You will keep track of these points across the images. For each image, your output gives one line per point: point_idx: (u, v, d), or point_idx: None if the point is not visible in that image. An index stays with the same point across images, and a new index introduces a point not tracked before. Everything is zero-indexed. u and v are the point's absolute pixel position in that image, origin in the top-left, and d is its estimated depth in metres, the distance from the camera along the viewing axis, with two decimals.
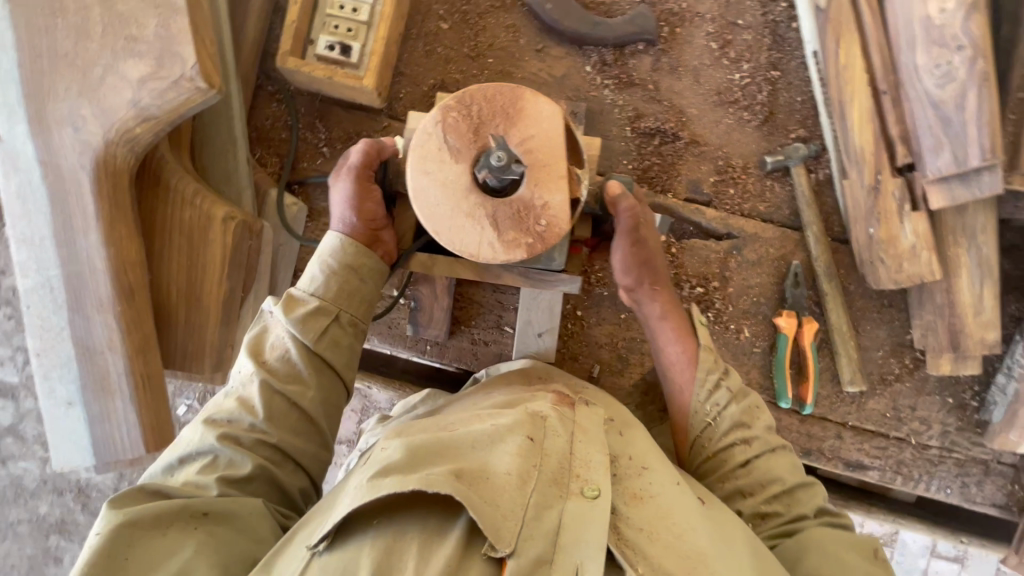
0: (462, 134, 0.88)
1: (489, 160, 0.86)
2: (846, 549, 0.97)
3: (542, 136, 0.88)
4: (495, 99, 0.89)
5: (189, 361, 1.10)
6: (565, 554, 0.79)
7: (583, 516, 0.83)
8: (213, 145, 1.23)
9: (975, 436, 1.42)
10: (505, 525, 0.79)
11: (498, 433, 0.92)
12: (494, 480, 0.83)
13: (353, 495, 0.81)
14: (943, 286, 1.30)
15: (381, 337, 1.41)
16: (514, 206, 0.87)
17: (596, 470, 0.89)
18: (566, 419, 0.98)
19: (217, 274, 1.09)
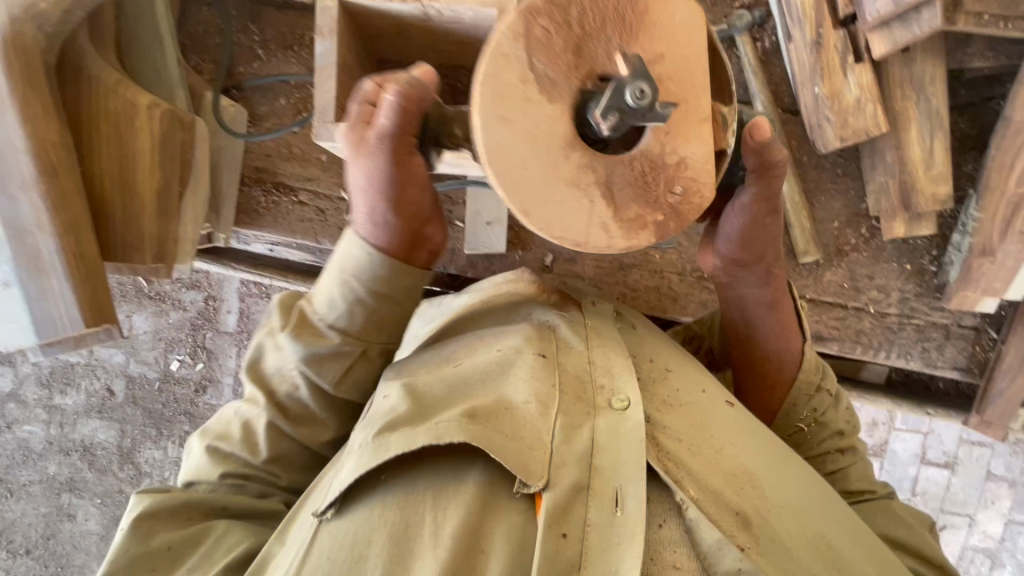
0: (574, 64, 0.75)
1: (623, 98, 0.69)
2: (901, 525, 1.12)
3: (670, 56, 0.79)
4: (605, 11, 0.76)
5: (131, 252, 1.10)
6: (604, 479, 0.88)
7: (616, 431, 0.92)
8: (140, 45, 1.21)
9: (935, 301, 1.41)
10: (534, 456, 0.89)
11: (504, 364, 1.03)
12: (502, 418, 0.93)
13: (362, 460, 0.90)
14: (893, 144, 1.28)
15: (333, 240, 1.41)
16: (637, 166, 0.79)
17: (625, 386, 0.99)
18: (574, 333, 1.09)
19: (149, 163, 1.09)
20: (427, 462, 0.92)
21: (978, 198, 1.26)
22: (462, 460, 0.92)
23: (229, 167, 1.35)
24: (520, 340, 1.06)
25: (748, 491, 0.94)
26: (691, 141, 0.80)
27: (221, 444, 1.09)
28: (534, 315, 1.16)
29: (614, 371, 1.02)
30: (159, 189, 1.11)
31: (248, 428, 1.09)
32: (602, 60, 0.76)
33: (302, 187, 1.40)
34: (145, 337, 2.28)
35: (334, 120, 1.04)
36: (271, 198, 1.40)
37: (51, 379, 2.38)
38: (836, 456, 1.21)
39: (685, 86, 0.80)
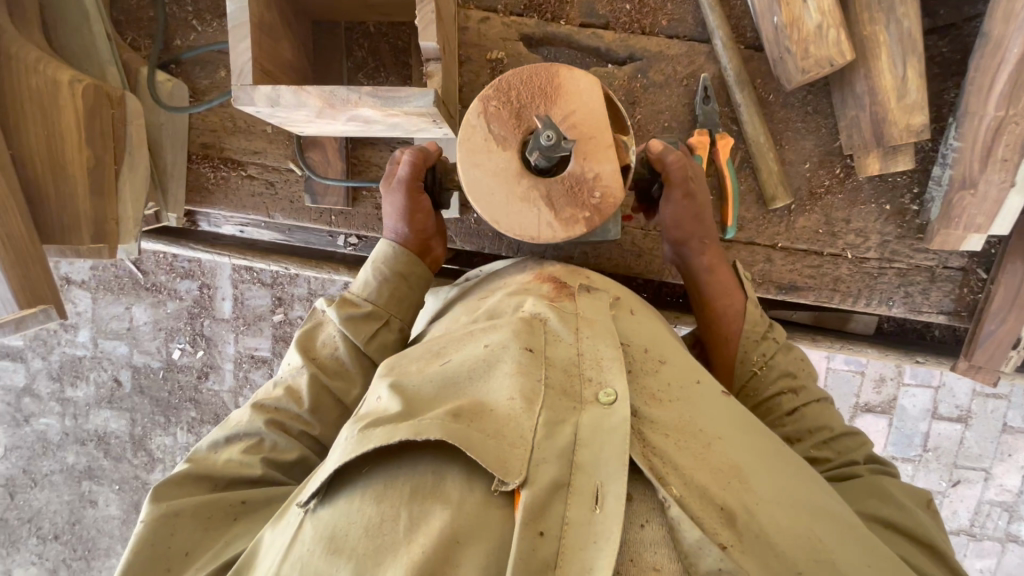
0: (508, 120, 0.93)
1: (539, 141, 0.87)
2: (903, 495, 1.00)
3: (579, 111, 0.93)
4: (531, 81, 0.93)
5: (68, 234, 1.09)
6: (581, 475, 0.78)
7: (600, 428, 0.81)
8: (67, 23, 1.19)
9: (917, 243, 1.33)
10: (512, 457, 0.78)
11: (493, 358, 0.91)
12: (492, 415, 0.83)
13: (343, 449, 0.79)
14: (863, 74, 1.19)
15: (285, 214, 1.38)
16: (566, 182, 0.92)
17: (612, 374, 0.88)
18: (568, 316, 0.97)
19: (76, 141, 1.07)
20: (398, 471, 0.79)
21: (957, 126, 1.17)
22: (438, 470, 0.78)
23: (173, 141, 1.33)
24: (511, 326, 0.95)
25: (736, 487, 0.81)
26: (604, 160, 0.92)
27: (264, 406, 1.01)
28: (526, 306, 1.00)
29: (606, 358, 0.90)
30: (90, 166, 1.09)
31: (291, 386, 1.02)
32: (533, 114, 0.93)
33: (250, 161, 1.37)
34: (145, 327, 2.32)
35: (253, 83, 1.00)
36: (219, 174, 1.37)
37: (61, 372, 2.44)
38: (789, 397, 1.14)
39: (596, 123, 0.93)
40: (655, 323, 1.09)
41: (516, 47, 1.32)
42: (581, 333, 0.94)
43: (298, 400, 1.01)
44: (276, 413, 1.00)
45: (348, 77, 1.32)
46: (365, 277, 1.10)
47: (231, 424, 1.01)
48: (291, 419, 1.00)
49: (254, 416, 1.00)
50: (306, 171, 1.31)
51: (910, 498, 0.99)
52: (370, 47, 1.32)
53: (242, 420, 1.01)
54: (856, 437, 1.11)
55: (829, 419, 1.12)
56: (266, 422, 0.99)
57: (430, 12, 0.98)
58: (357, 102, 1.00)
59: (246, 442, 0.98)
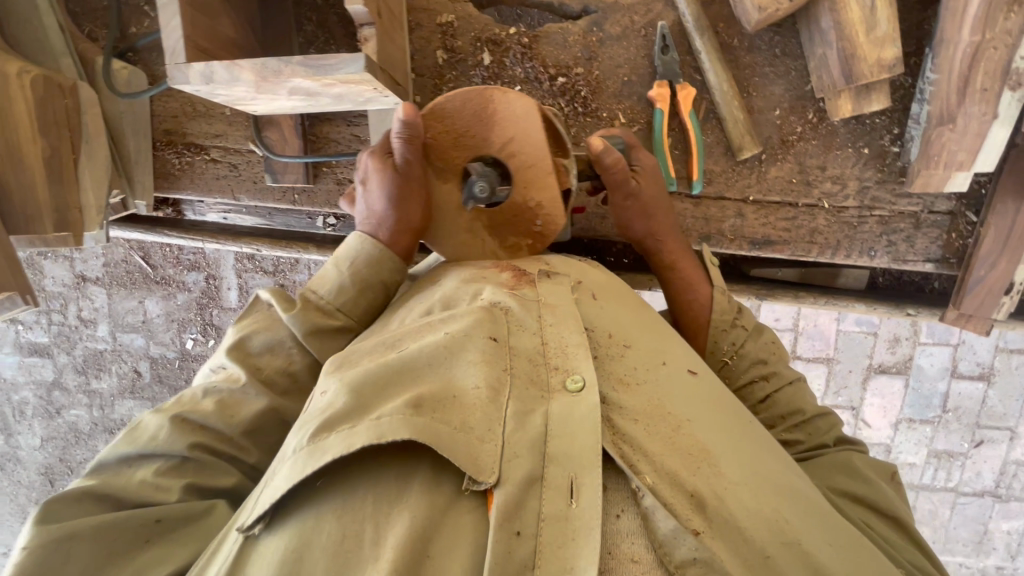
0: (450, 151, 1.00)
1: (473, 192, 0.95)
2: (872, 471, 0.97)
3: (516, 137, 0.99)
4: (467, 106, 0.98)
5: (30, 224, 1.12)
6: (551, 467, 0.70)
7: (571, 417, 0.74)
8: (19, 17, 1.21)
9: (899, 187, 1.25)
10: (480, 453, 0.71)
11: (456, 346, 0.82)
12: (453, 404, 0.75)
13: (294, 467, 0.71)
14: (827, 7, 1.11)
15: (250, 195, 1.39)
16: (505, 212, 1.00)
17: (577, 360, 0.80)
18: (531, 302, 0.88)
19: (29, 131, 1.09)
20: (358, 478, 0.72)
21: (933, 56, 1.09)
22: (405, 474, 0.72)
23: (135, 130, 1.34)
24: (471, 315, 0.85)
25: (706, 471, 0.73)
26: (543, 188, 1.00)
27: (188, 421, 0.89)
28: (483, 295, 0.90)
29: (572, 346, 0.82)
30: (45, 155, 1.11)
31: (226, 400, 0.91)
32: (473, 143, 1.00)
33: (212, 144, 1.38)
34: (157, 319, 2.39)
35: (188, 61, 1.00)
36: (184, 159, 1.39)
37: (85, 366, 2.53)
38: (761, 384, 1.08)
39: (533, 150, 0.99)
40: (627, 300, 0.98)
41: (466, 8, 1.28)
42: (544, 319, 0.86)
43: (230, 415, 0.90)
44: (201, 430, 0.89)
45: (299, 51, 1.31)
46: (326, 273, 0.99)
47: (144, 438, 0.88)
48: (224, 439, 0.90)
49: (176, 431, 0.87)
50: (264, 150, 1.31)
51: (874, 474, 0.96)
52: (318, 21, 1.30)
53: (160, 435, 0.87)
54: (827, 419, 1.06)
55: (801, 402, 1.07)
56: (191, 443, 0.87)
57: None
58: (291, 74, 0.99)
59: (164, 461, 0.87)
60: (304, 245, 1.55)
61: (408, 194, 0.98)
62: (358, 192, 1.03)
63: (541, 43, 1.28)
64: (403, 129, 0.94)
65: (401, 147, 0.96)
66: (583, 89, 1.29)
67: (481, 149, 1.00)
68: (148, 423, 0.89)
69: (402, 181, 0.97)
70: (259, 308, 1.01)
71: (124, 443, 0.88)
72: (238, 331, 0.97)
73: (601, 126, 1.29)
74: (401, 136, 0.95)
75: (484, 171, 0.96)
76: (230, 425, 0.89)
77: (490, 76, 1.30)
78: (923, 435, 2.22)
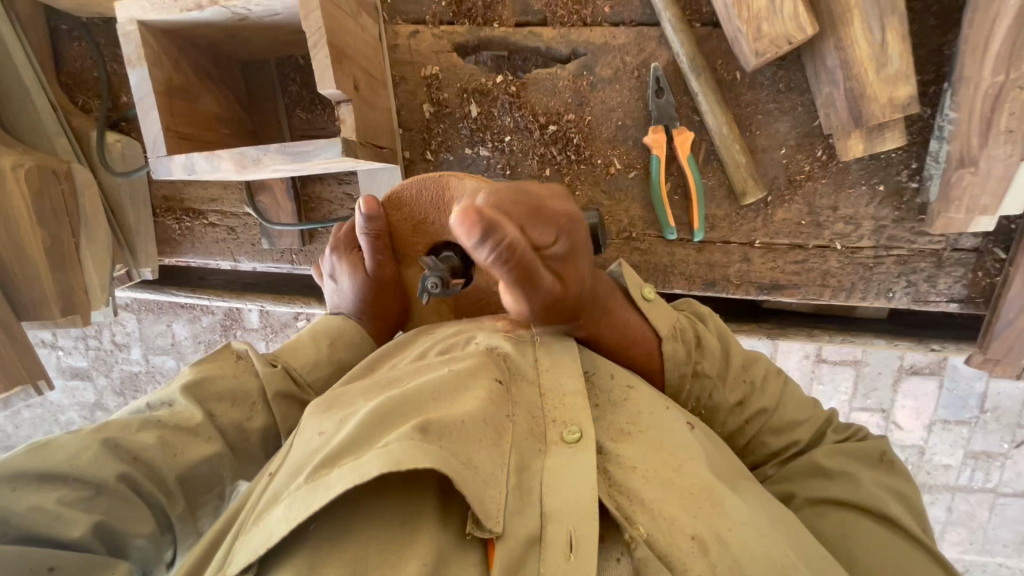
0: (410, 238, 1.04)
1: (426, 286, 0.88)
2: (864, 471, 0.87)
3: None
4: (422, 196, 1.00)
5: (40, 310, 1.16)
6: (551, 524, 0.65)
7: (569, 469, 0.70)
8: (13, 102, 1.23)
9: (919, 225, 1.17)
10: (489, 494, 0.65)
11: (460, 381, 0.75)
12: (465, 429, 0.68)
13: (293, 504, 0.62)
14: (833, 45, 1.02)
15: (249, 256, 1.40)
16: (473, 297, 1.04)
17: (575, 411, 0.77)
18: (528, 354, 0.85)
19: (29, 224, 1.11)
20: (361, 523, 0.63)
21: (952, 94, 0.99)
22: (412, 517, 0.64)
23: (134, 203, 1.35)
24: (475, 359, 0.80)
25: (708, 509, 0.68)
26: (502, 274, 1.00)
27: (118, 448, 0.75)
28: (477, 340, 0.87)
29: (570, 395, 0.79)
30: (47, 246, 1.14)
31: (170, 437, 0.79)
32: (432, 231, 1.02)
33: (209, 209, 1.39)
34: (186, 340, 2.21)
35: (170, 153, 1.00)
36: (183, 225, 1.41)
37: (123, 387, 2.36)
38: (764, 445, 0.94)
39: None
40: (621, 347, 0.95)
41: (450, 58, 1.24)
42: (542, 370, 0.83)
43: (172, 453, 0.78)
44: (132, 461, 0.75)
45: (286, 114, 1.28)
46: (300, 344, 0.99)
47: (60, 456, 0.72)
48: (151, 480, 0.76)
49: (104, 456, 0.73)
50: (258, 217, 1.31)
51: (857, 467, 0.87)
52: (301, 81, 1.26)
53: (82, 456, 0.72)
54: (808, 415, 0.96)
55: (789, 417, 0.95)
56: (119, 474, 0.73)
57: (324, 57, 0.92)
58: (269, 163, 0.98)
59: (70, 489, 0.70)
60: (307, 297, 1.55)
61: (375, 286, 1.04)
62: (328, 284, 1.10)
63: (529, 90, 1.23)
64: (369, 226, 0.99)
65: (368, 243, 1.00)
66: (575, 136, 1.23)
67: (441, 235, 1.02)
68: (67, 441, 0.74)
69: (368, 277, 1.04)
70: (227, 358, 0.92)
71: (28, 458, 0.71)
72: (194, 373, 0.88)
73: (596, 173, 1.24)
74: (367, 233, 0.99)
75: (435, 264, 0.88)
76: (169, 464, 0.78)
77: (478, 128, 1.26)
78: (960, 437, 1.86)
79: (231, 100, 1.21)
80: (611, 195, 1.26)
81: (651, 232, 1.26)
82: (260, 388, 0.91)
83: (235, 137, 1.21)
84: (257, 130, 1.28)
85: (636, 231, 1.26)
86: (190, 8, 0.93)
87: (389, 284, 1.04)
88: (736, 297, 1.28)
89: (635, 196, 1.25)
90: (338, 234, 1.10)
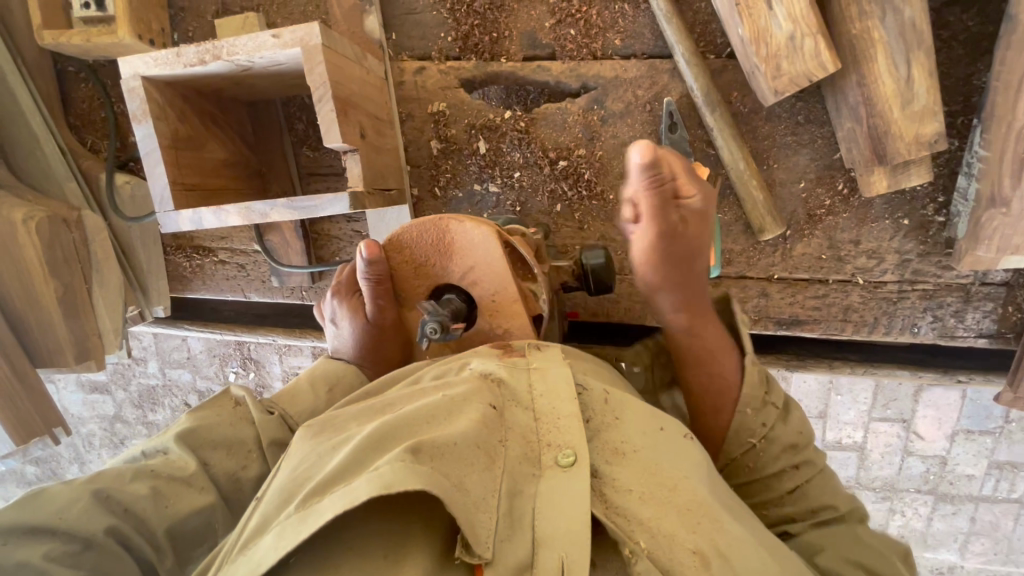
0: (411, 281, 0.86)
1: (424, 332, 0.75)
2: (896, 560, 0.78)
3: (479, 266, 0.80)
4: (423, 238, 0.81)
5: (53, 357, 1.16)
6: (540, 550, 0.57)
7: (561, 495, 0.60)
8: (23, 147, 1.24)
9: (946, 259, 1.13)
10: (479, 516, 0.56)
11: (452, 404, 0.65)
12: (457, 452, 0.59)
13: (284, 531, 0.53)
14: (855, 81, 0.98)
15: (260, 293, 1.41)
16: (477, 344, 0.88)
17: (568, 431, 0.66)
18: (522, 369, 0.72)
19: (40, 273, 1.10)
20: (343, 554, 0.55)
21: (984, 130, 0.96)
22: (397, 547, 0.55)
23: (145, 244, 1.35)
24: (470, 384, 0.69)
25: (707, 528, 0.61)
26: (512, 316, 0.82)
27: (110, 500, 0.66)
28: (472, 364, 0.74)
29: (566, 415, 0.67)
30: (59, 294, 1.14)
31: (164, 487, 0.70)
32: (435, 274, 0.84)
33: (219, 247, 1.39)
34: (202, 353, 1.91)
35: (178, 208, 1.00)
36: (194, 263, 1.41)
37: (141, 401, 2.03)
38: (790, 474, 0.87)
39: (497, 279, 0.80)
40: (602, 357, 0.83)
41: (457, 95, 1.22)
42: (536, 391, 0.70)
43: (165, 504, 0.69)
44: (122, 514, 0.66)
45: (293, 152, 1.27)
46: (298, 387, 0.87)
47: (48, 509, 0.63)
48: (142, 534, 0.67)
49: (94, 509, 0.64)
50: (268, 256, 1.30)
51: (888, 557, 0.78)
52: (307, 119, 1.25)
53: (70, 509, 0.63)
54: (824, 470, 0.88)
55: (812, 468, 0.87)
56: (108, 527, 0.64)
57: (330, 111, 0.92)
58: (277, 215, 0.99)
59: (58, 543, 0.62)
60: (318, 330, 1.53)
61: (377, 333, 0.90)
62: (330, 327, 0.96)
63: (538, 125, 1.20)
64: (369, 271, 0.83)
65: (368, 289, 0.85)
66: (586, 171, 1.20)
67: (444, 279, 0.84)
68: (56, 491, 0.65)
69: (371, 324, 0.89)
70: (224, 404, 0.81)
71: (14, 511, 0.62)
72: (194, 419, 0.78)
73: (608, 209, 1.21)
74: (368, 278, 0.83)
75: (436, 309, 0.77)
76: (159, 516, 0.68)
77: (487, 164, 1.23)
78: (985, 447, 1.64)
79: (239, 143, 1.21)
80: (624, 230, 1.23)
81: None
82: (256, 436, 0.79)
83: (243, 180, 1.20)
84: (265, 170, 1.27)
85: None
86: (195, 64, 0.93)
87: (392, 330, 0.89)
88: (754, 331, 1.26)
89: None
90: (340, 276, 0.97)
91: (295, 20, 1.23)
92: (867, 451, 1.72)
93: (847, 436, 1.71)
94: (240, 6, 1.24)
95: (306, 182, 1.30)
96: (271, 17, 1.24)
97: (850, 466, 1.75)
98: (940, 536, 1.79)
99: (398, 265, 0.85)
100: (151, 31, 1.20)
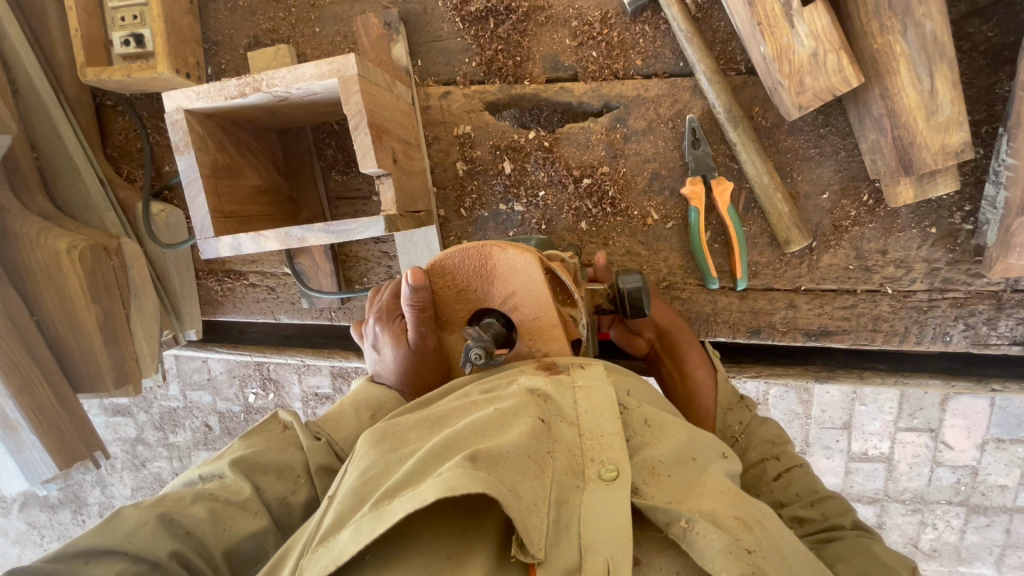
0: (453, 306, 0.87)
1: (469, 357, 0.77)
2: (893, 559, 0.77)
3: (520, 291, 0.82)
4: (465, 264, 0.83)
5: (94, 382, 1.19)
6: (589, 554, 0.58)
7: (604, 507, 0.61)
8: (63, 177, 1.27)
9: (975, 267, 1.12)
10: (532, 520, 0.58)
11: (503, 418, 0.67)
12: (511, 461, 0.61)
13: (359, 528, 0.57)
14: (878, 92, 0.99)
15: (290, 314, 1.44)
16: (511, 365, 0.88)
17: (612, 448, 0.67)
18: (568, 386, 0.74)
19: (83, 299, 1.13)
20: (411, 552, 0.59)
21: (1010, 138, 0.97)
22: (459, 550, 0.59)
23: (179, 268, 1.39)
24: (517, 398, 0.70)
25: (744, 503, 0.63)
26: (552, 338, 0.83)
27: (173, 523, 0.69)
28: (519, 381, 0.75)
29: (610, 435, 0.68)
30: (100, 321, 1.17)
31: (221, 510, 0.72)
32: (476, 299, 0.85)
33: (249, 270, 1.43)
34: (223, 375, 1.94)
35: (217, 234, 1.04)
36: (225, 286, 1.45)
37: (162, 423, 2.05)
38: (774, 461, 1.00)
39: (537, 304, 0.81)
40: (637, 387, 0.84)
41: (482, 117, 1.25)
42: (581, 408, 0.71)
43: (223, 527, 0.71)
44: (184, 537, 0.68)
45: (322, 178, 1.30)
46: (341, 411, 0.89)
47: (119, 531, 0.66)
48: (202, 556, 0.69)
49: (159, 533, 0.67)
50: (298, 280, 1.33)
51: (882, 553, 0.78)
52: (336, 145, 1.28)
53: (138, 532, 0.66)
54: (842, 502, 0.91)
55: (813, 482, 0.95)
56: (172, 551, 0.66)
57: (366, 139, 0.95)
58: (314, 239, 1.01)
59: (129, 563, 0.64)
60: (345, 350, 1.55)
61: (418, 358, 0.90)
62: (370, 352, 0.98)
63: (562, 144, 1.22)
64: (413, 298, 0.84)
65: (411, 316, 0.86)
66: (610, 189, 1.22)
67: (484, 304, 0.85)
68: (127, 514, 0.68)
69: (411, 349, 0.90)
70: (274, 429, 0.84)
71: (91, 533, 0.65)
72: (246, 445, 0.81)
73: (633, 225, 1.23)
74: (412, 305, 0.84)
75: (479, 334, 0.78)
76: (217, 539, 0.70)
77: (512, 184, 1.25)
78: (1018, 456, 1.60)
79: (271, 170, 1.24)
80: (649, 245, 1.24)
81: (692, 281, 1.24)
82: (303, 461, 0.82)
83: (274, 206, 1.23)
84: (296, 195, 1.30)
85: (677, 279, 1.24)
86: (236, 96, 0.97)
87: (431, 355, 0.90)
88: (782, 343, 1.25)
89: (673, 245, 1.23)
90: (380, 302, 0.98)
91: (323, 49, 1.27)
92: (895, 462, 1.69)
93: (874, 447, 1.69)
94: (271, 38, 1.29)
95: (334, 207, 1.33)
96: (301, 47, 1.28)
97: (878, 478, 1.72)
98: (975, 549, 1.74)
99: (441, 289, 0.86)
100: (187, 65, 1.24)
